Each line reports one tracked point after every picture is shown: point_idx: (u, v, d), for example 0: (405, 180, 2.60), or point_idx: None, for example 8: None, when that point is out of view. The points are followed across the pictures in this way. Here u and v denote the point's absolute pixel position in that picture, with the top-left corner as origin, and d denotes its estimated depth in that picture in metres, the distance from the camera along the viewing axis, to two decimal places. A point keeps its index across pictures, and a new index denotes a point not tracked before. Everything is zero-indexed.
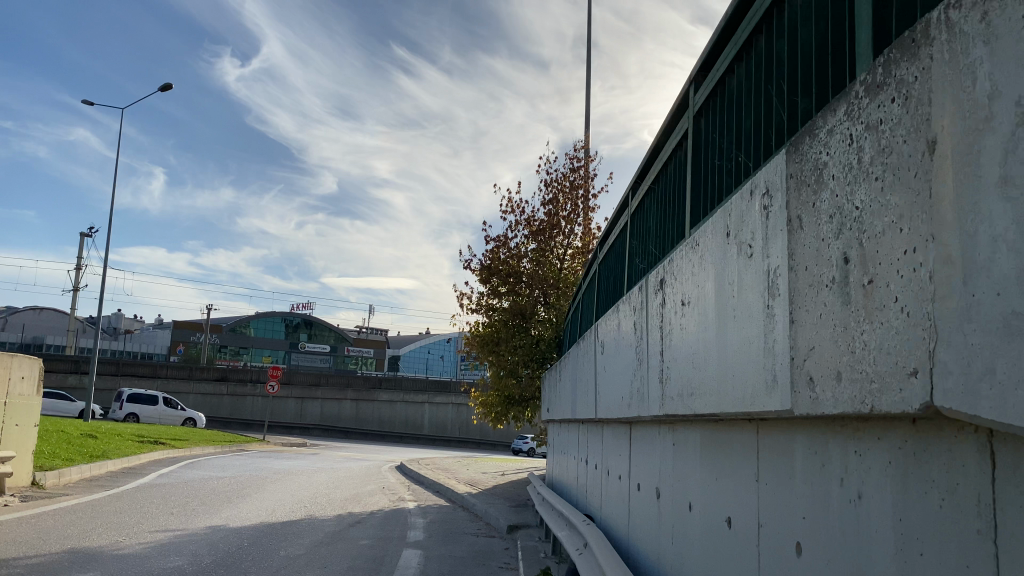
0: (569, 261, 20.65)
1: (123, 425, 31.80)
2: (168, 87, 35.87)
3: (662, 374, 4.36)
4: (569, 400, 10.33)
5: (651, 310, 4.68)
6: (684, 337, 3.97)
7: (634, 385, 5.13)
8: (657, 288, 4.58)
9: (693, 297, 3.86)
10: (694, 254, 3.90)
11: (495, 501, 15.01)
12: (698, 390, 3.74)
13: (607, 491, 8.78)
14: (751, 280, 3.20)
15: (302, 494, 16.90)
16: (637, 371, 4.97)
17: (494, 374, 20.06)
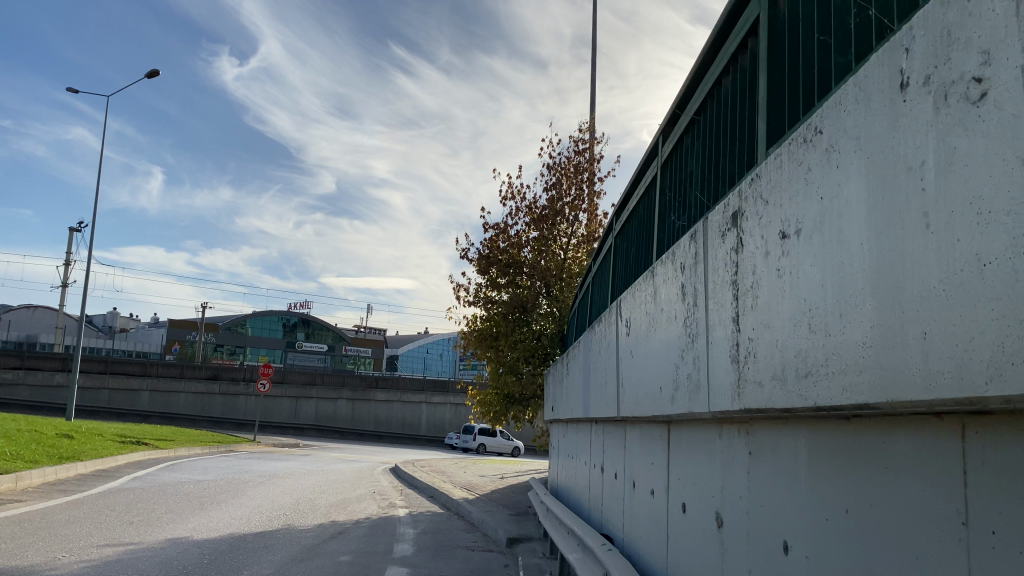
0: (574, 250, 19.26)
1: (106, 426, 30.40)
2: (157, 74, 34.36)
3: (747, 350, 3.11)
4: (573, 396, 9.17)
5: (717, 263, 3.43)
6: (800, 284, 2.73)
7: (681, 371, 3.85)
8: (727, 229, 3.35)
9: (820, 218, 2.62)
10: (816, 153, 2.67)
11: (494, 509, 13.71)
12: (824, 359, 2.58)
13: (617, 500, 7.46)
14: (972, 149, 1.95)
15: (283, 499, 15.57)
16: (691, 352, 3.71)
17: (492, 371, 18.86)
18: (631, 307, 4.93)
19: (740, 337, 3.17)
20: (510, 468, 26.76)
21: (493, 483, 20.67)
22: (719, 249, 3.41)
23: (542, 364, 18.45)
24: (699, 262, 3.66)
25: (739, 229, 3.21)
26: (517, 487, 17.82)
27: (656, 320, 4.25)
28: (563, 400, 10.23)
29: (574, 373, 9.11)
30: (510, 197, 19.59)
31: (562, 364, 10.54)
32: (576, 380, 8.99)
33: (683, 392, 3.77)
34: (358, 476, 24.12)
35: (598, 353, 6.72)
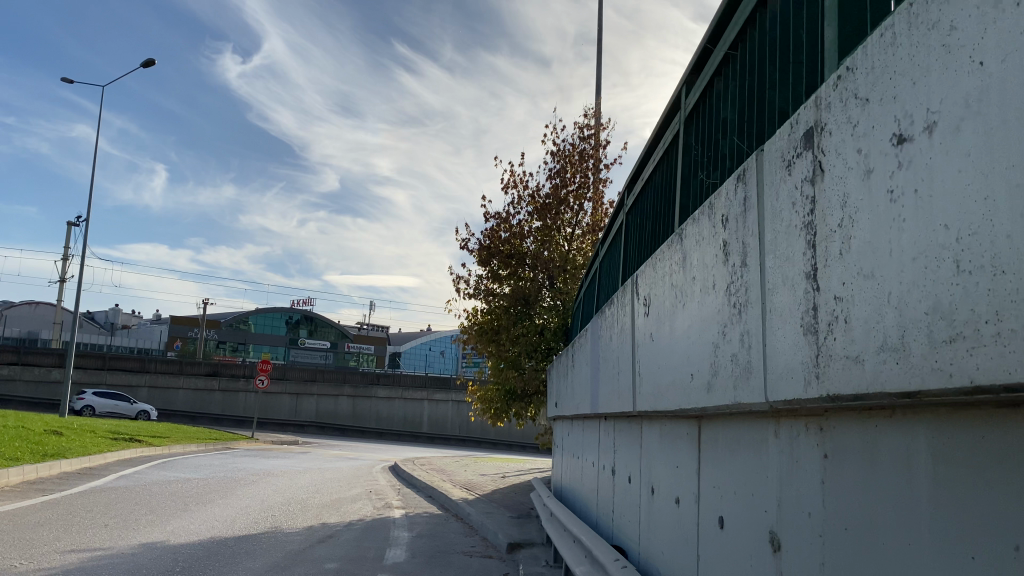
0: (579, 241, 18.48)
1: (99, 423, 29.70)
2: (153, 63, 33.58)
3: (835, 309, 2.39)
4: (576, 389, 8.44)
5: (781, 203, 2.73)
6: (926, 206, 2.01)
7: (723, 344, 3.15)
8: (796, 156, 2.65)
9: (963, 108, 1.90)
10: (949, 23, 1.96)
11: (494, 511, 12.95)
12: (970, 307, 1.84)
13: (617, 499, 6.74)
14: None
15: (273, 499, 14.85)
16: (741, 318, 3.00)
17: (493, 366, 18.12)
18: (652, 277, 4.20)
19: (822, 295, 2.47)
20: (513, 467, 25.99)
21: (494, 482, 19.91)
22: (784, 184, 2.72)
23: (544, 358, 17.71)
24: (754, 207, 2.95)
25: (821, 152, 2.51)
26: (519, 487, 17.05)
27: (690, 286, 3.53)
28: (567, 394, 9.49)
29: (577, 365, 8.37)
30: (512, 185, 18.84)
31: (565, 355, 9.81)
32: (579, 372, 8.24)
33: (731, 373, 3.06)
34: (356, 475, 23.40)
35: (605, 337, 5.97)
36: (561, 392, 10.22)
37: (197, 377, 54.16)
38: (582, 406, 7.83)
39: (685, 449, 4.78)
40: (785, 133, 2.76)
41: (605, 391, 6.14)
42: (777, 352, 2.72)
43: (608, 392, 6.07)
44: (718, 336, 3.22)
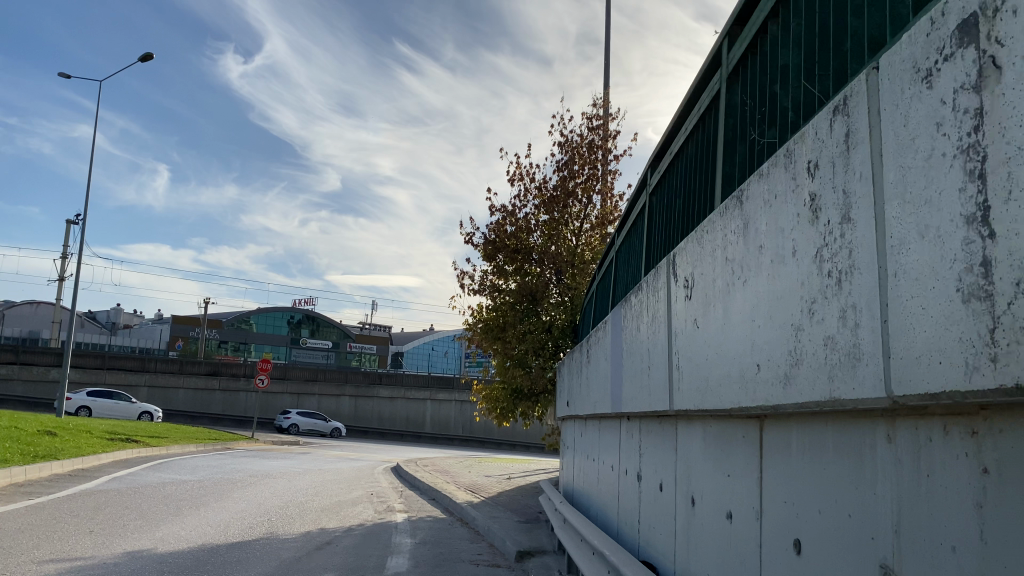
0: (588, 235, 17.83)
1: (96, 423, 29.15)
2: (152, 57, 33.00)
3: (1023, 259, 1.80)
4: (590, 386, 7.87)
5: (920, 130, 2.16)
6: None
7: (830, 322, 2.58)
8: (946, 65, 2.07)
9: None
10: None
11: (500, 516, 12.36)
12: None
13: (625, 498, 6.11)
14: None
15: (270, 503, 14.28)
16: (856, 283, 2.43)
17: (499, 364, 17.55)
18: (708, 247, 3.65)
19: (999, 242, 1.86)
20: (517, 468, 25.37)
21: (499, 484, 19.32)
22: (925, 103, 2.15)
23: (551, 357, 17.14)
24: (869, 141, 2.40)
25: (990, 43, 1.92)
26: (525, 490, 16.46)
27: (765, 254, 3.04)
28: (581, 392, 8.93)
29: (591, 358, 7.84)
30: (518, 177, 18.20)
31: (578, 350, 9.27)
32: (595, 369, 7.67)
33: (840, 356, 2.49)
34: (358, 476, 22.83)
35: (628, 324, 5.41)
36: (573, 388, 9.65)
37: (198, 376, 53.62)
38: (597, 403, 7.24)
39: (723, 453, 4.12)
40: (920, 37, 2.20)
41: (629, 383, 5.47)
42: (914, 330, 2.14)
43: (631, 382, 5.37)
44: (812, 312, 2.69)
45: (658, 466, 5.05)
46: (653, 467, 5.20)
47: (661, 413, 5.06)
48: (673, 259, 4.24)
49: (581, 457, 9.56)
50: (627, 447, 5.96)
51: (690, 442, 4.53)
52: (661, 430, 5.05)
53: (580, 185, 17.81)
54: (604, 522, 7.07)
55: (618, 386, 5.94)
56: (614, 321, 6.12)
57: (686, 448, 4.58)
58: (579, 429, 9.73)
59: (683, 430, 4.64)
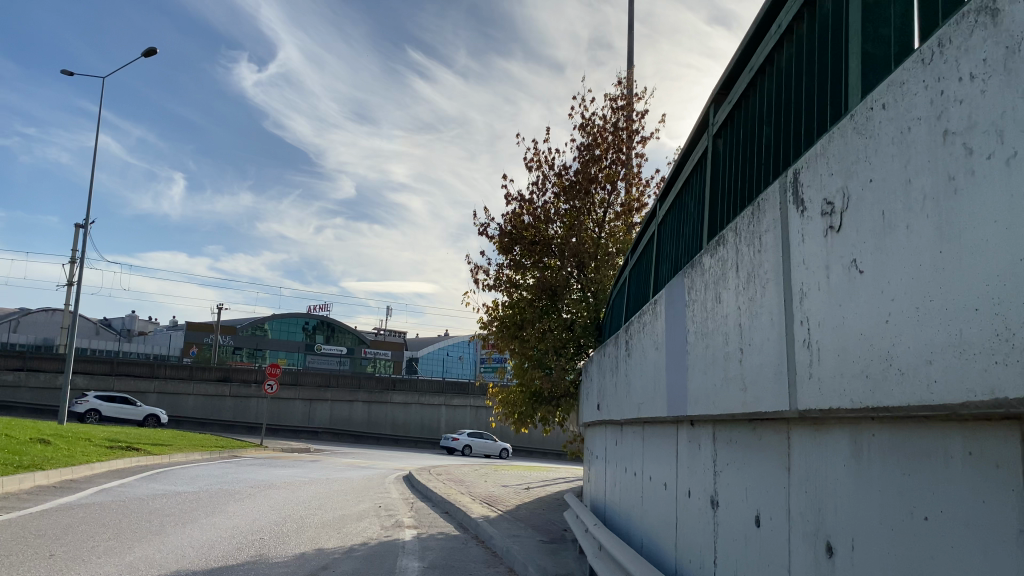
0: (611, 226, 16.48)
1: (97, 431, 27.98)
2: (155, 52, 31.99)
3: None
4: (629, 384, 6.45)
5: None
6: None
7: None
8: None
9: None
10: None
11: (521, 535, 10.97)
12: None
13: (684, 529, 4.74)
14: None
15: (268, 517, 12.98)
16: None
17: (517, 366, 16.22)
18: (905, 125, 2.39)
19: None
20: (536, 477, 23.91)
21: (517, 495, 17.91)
22: None
23: (574, 358, 15.82)
24: None
25: None
26: (547, 503, 15.06)
27: None
28: (615, 400, 7.48)
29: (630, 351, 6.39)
30: (536, 163, 16.85)
31: (609, 348, 7.90)
32: (633, 367, 6.22)
33: None
34: (367, 486, 21.53)
35: (710, 297, 4.01)
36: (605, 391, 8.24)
37: (208, 382, 52.57)
38: (641, 405, 5.82)
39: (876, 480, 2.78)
40: None
41: (703, 380, 4.07)
42: None
43: (708, 379, 3.98)
44: None
45: (754, 491, 3.72)
46: (741, 488, 3.89)
47: (758, 420, 3.71)
48: (806, 169, 2.97)
49: (614, 469, 8.16)
50: (693, 460, 4.61)
51: (814, 464, 3.18)
52: (758, 442, 3.71)
53: (604, 170, 16.41)
54: (650, 552, 5.70)
55: (678, 383, 4.57)
56: (671, 300, 4.73)
57: (806, 471, 3.24)
58: (613, 439, 8.28)
59: (801, 444, 3.29)
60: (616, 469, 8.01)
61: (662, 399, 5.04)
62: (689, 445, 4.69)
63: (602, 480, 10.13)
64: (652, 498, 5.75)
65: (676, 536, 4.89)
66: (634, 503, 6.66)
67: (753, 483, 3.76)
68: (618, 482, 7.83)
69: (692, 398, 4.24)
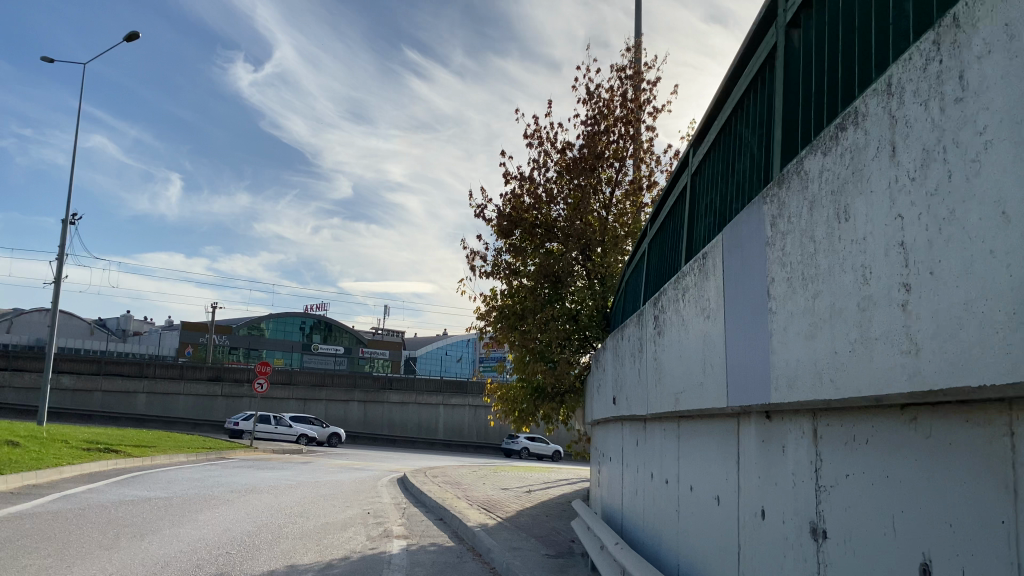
0: (619, 207, 15.22)
1: (75, 433, 26.60)
2: (136, 36, 30.62)
3: None
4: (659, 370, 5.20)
5: None
6: None
7: None
8: None
9: None
10: None
11: (523, 547, 9.63)
12: None
13: (754, 558, 3.48)
14: None
15: (240, 527, 11.69)
16: None
17: (517, 358, 14.96)
18: None
19: None
20: (537, 479, 22.56)
21: (518, 499, 16.59)
22: None
23: (579, 349, 14.60)
24: None
25: None
26: (551, 509, 13.76)
27: None
28: (635, 389, 6.23)
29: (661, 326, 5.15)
30: (536, 138, 15.54)
31: (628, 327, 6.64)
32: (667, 347, 4.97)
33: None
34: (358, 490, 20.21)
35: (836, 217, 2.74)
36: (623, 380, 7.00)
37: (199, 382, 51.20)
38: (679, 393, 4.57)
39: None
40: None
41: (819, 350, 2.82)
42: None
43: (831, 342, 2.73)
44: None
45: (910, 518, 2.49)
46: (877, 511, 2.66)
47: (923, 408, 2.45)
48: None
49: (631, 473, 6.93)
50: (772, 468, 3.37)
51: None
52: (925, 442, 2.43)
53: (611, 147, 15.11)
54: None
55: (758, 360, 3.33)
56: (747, 242, 3.48)
57: None
58: (631, 439, 7.04)
59: None
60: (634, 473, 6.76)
61: (718, 384, 3.80)
62: (763, 447, 3.46)
63: (612, 483, 8.89)
64: (691, 514, 4.50)
65: (739, 571, 3.66)
66: (661, 518, 5.42)
67: (905, 505, 2.52)
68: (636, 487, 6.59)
69: (792, 380, 3.00)
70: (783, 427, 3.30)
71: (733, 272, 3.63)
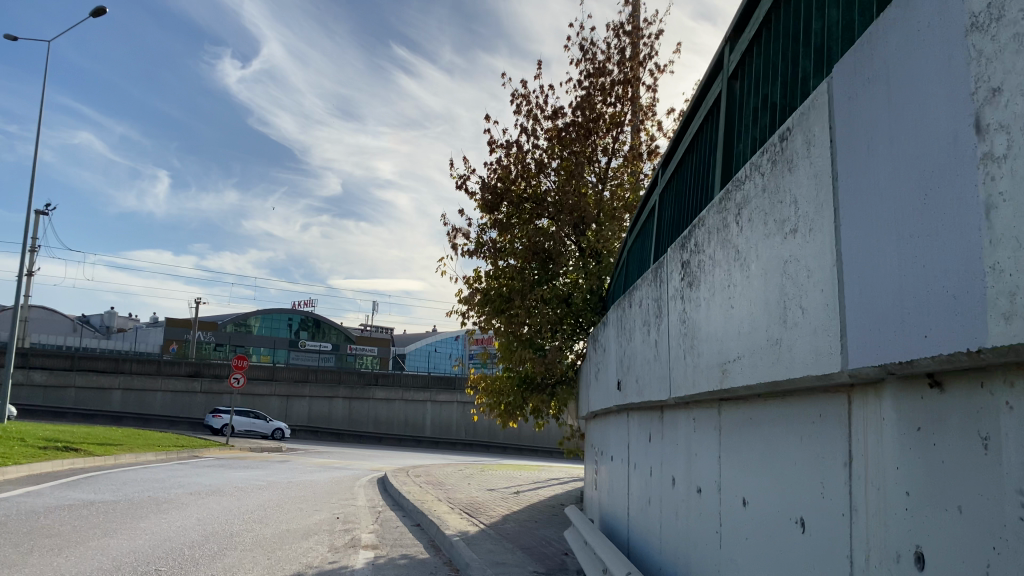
0: (615, 178, 13.79)
1: (36, 433, 24.97)
2: (103, 13, 29.00)
3: None
4: (698, 336, 3.99)
5: None
6: None
7: None
8: None
9: None
10: None
11: (507, 563, 8.11)
12: None
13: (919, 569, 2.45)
14: None
15: (182, 537, 10.21)
16: None
17: (502, 345, 13.53)
18: None
19: None
20: (526, 478, 21.03)
21: (504, 501, 15.06)
22: None
23: (573, 335, 13.22)
24: None
25: None
26: (540, 514, 12.29)
27: None
28: (644, 365, 4.99)
29: (704, 275, 3.91)
30: (523, 102, 14.12)
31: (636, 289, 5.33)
32: (715, 301, 3.75)
33: None
34: (333, 491, 18.68)
35: None
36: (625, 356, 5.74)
37: (177, 378, 49.54)
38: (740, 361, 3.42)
39: None
40: None
41: None
42: None
43: None
44: None
45: None
46: None
47: None
48: None
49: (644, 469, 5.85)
50: (952, 467, 2.32)
51: None
52: None
53: (606, 112, 13.66)
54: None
55: (939, 288, 2.11)
56: (929, 92, 2.18)
57: None
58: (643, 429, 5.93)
59: None
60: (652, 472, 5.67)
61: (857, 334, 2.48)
62: (928, 440, 2.44)
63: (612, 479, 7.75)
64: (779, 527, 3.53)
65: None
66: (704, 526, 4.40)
67: None
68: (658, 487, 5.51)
69: None
70: (969, 403, 2.26)
71: (871, 167, 2.45)
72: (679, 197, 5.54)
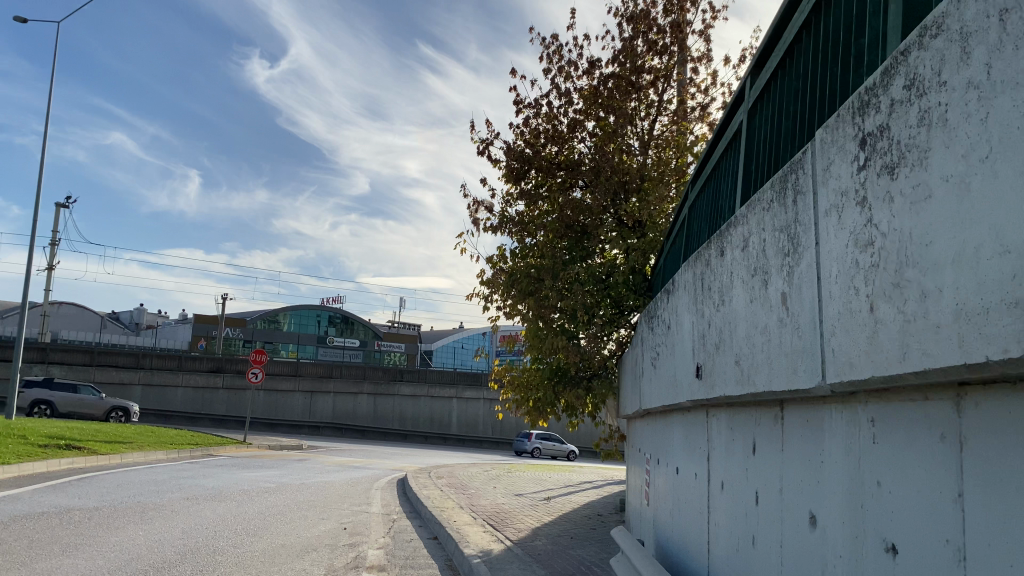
0: (660, 141, 12.00)
1: (40, 429, 23.70)
2: None
3: None
4: (943, 250, 2.21)
5: None
6: None
7: None
8: None
9: None
10: None
11: None
12: None
13: None
14: None
15: (156, 556, 8.63)
16: None
17: (529, 332, 11.81)
18: None
19: None
20: (557, 481, 19.32)
21: (535, 509, 13.35)
22: None
23: (611, 322, 11.25)
24: None
25: None
26: (577, 530, 10.59)
27: None
28: (773, 327, 3.20)
29: (963, 126, 2.15)
30: (554, 56, 12.38)
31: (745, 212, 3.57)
32: (1012, 156, 1.97)
33: None
34: (348, 495, 17.10)
35: None
36: (713, 323, 3.96)
37: (198, 373, 48.47)
38: None
39: None
40: None
41: None
42: None
43: None
44: None
45: None
46: None
47: None
48: None
49: (734, 475, 4.11)
50: None
51: None
52: None
53: (650, 65, 11.90)
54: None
55: None
56: None
57: None
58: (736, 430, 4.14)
59: None
60: (749, 484, 3.92)
61: None
62: None
63: (670, 493, 5.89)
64: None
65: None
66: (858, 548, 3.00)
67: None
68: (758, 510, 3.78)
69: None
70: None
71: None
72: (810, 81, 3.82)
